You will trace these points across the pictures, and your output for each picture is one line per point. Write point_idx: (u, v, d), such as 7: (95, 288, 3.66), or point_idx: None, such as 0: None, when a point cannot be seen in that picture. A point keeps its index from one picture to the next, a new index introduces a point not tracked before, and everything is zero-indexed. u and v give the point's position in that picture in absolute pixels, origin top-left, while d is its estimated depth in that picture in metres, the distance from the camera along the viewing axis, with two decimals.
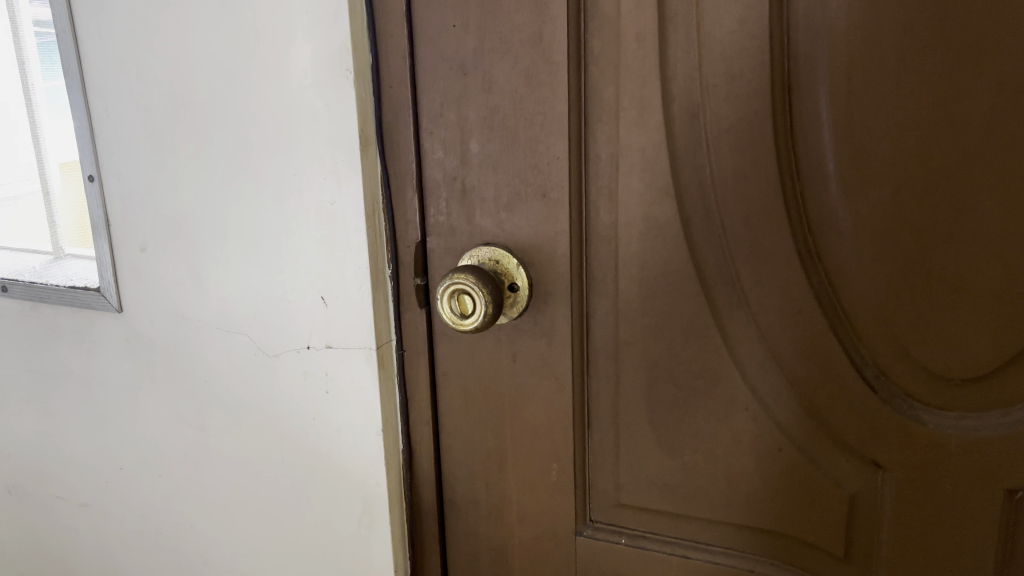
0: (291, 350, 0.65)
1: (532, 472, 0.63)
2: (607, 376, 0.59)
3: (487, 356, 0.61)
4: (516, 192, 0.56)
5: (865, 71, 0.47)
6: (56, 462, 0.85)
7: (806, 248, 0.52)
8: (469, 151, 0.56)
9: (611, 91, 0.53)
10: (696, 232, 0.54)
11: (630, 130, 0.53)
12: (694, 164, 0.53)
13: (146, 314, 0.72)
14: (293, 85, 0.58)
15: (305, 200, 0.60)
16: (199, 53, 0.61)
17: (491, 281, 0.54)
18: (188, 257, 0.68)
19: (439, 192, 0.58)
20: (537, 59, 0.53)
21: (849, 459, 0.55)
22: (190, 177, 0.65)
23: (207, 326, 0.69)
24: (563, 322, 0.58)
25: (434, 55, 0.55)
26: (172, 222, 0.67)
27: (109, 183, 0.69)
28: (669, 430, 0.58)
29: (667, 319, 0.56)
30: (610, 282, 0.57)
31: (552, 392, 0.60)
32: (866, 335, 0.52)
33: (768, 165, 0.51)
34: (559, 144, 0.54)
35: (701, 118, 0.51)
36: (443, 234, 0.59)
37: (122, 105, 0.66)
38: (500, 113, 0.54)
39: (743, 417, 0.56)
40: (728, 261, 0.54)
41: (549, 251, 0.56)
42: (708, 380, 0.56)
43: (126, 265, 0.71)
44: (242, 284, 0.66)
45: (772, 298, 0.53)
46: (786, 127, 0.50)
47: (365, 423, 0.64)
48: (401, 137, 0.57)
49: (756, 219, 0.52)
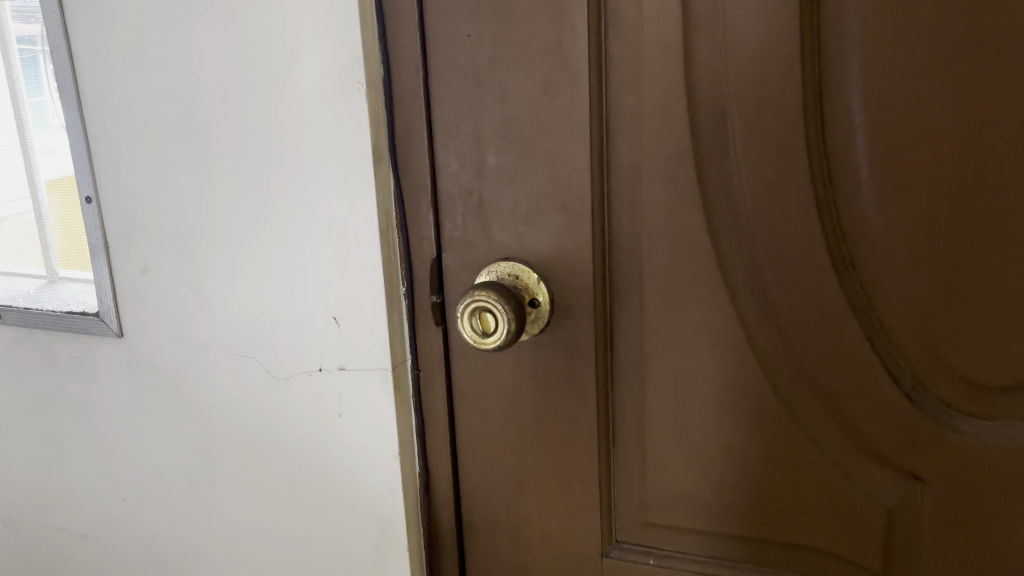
0: (302, 372, 0.63)
1: (554, 492, 0.61)
2: (632, 392, 0.58)
3: (506, 374, 0.59)
4: (535, 205, 0.54)
5: (897, 74, 0.46)
6: (54, 493, 0.82)
7: (841, 258, 0.50)
8: (486, 164, 0.54)
9: (633, 99, 0.51)
10: (724, 243, 0.52)
11: (654, 138, 0.51)
12: (721, 172, 0.51)
13: (149, 337, 0.69)
14: (302, 97, 0.56)
15: (315, 217, 0.58)
16: (202, 65, 0.59)
17: (513, 298, 0.53)
18: (193, 279, 0.65)
19: (454, 206, 0.56)
20: (555, 68, 0.51)
21: (885, 471, 0.53)
22: (195, 199, 0.63)
23: (212, 349, 0.66)
24: (586, 337, 0.56)
25: (447, 65, 0.53)
26: (176, 242, 0.65)
27: (110, 205, 0.67)
28: (699, 445, 0.57)
29: (695, 331, 0.54)
30: (634, 294, 0.55)
31: (574, 410, 0.58)
32: (902, 345, 0.51)
33: (799, 172, 0.49)
34: (579, 154, 0.52)
35: (728, 124, 0.50)
36: (459, 249, 0.57)
37: (122, 122, 0.64)
38: (518, 123, 0.52)
39: (774, 430, 0.54)
40: (758, 272, 0.52)
41: (570, 264, 0.55)
42: (738, 393, 0.54)
43: (126, 288, 0.69)
44: (250, 305, 0.63)
45: (806, 309, 0.51)
46: (818, 132, 0.49)
47: (381, 445, 0.62)
48: (414, 150, 0.55)
49: (786, 227, 0.50)
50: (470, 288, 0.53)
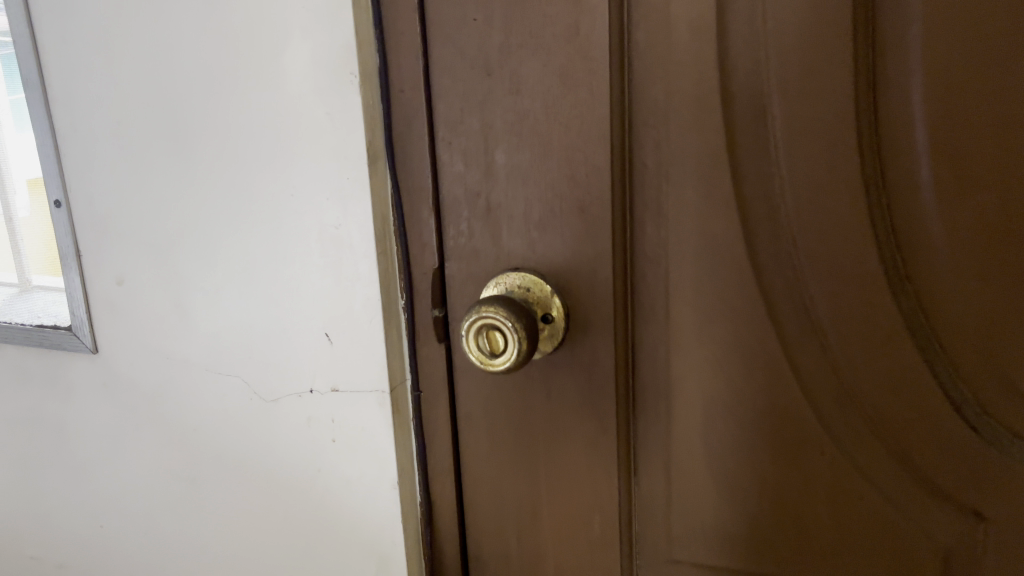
0: (291, 394, 0.57)
1: (569, 527, 0.55)
2: (657, 416, 0.52)
3: (517, 397, 0.53)
4: (551, 208, 0.48)
5: (964, 59, 0.40)
6: (30, 519, 0.77)
7: (895, 269, 0.45)
8: (495, 163, 0.48)
9: (661, 90, 0.45)
10: (762, 251, 0.47)
11: (684, 133, 0.46)
12: (759, 172, 0.46)
13: (125, 354, 0.64)
14: (289, 90, 0.50)
15: (305, 223, 0.52)
16: (175, 53, 0.53)
17: (525, 315, 0.48)
18: (171, 291, 0.59)
19: (459, 210, 0.50)
20: (574, 55, 0.44)
21: (942, 506, 0.48)
22: (173, 203, 0.57)
23: (193, 367, 0.61)
24: (606, 356, 0.50)
25: (452, 53, 0.47)
26: (154, 250, 0.59)
27: (80, 208, 0.61)
28: (732, 474, 0.51)
29: (728, 349, 0.48)
30: (660, 308, 0.50)
31: (592, 436, 0.52)
32: (964, 367, 0.45)
33: (850, 172, 0.43)
34: (600, 152, 0.45)
35: (769, 118, 0.44)
36: (464, 258, 0.51)
37: (93, 118, 0.58)
38: (531, 118, 0.46)
39: (818, 460, 0.49)
40: (800, 284, 0.46)
41: (589, 275, 0.49)
42: (777, 419, 0.49)
43: (100, 300, 0.63)
44: (234, 319, 0.57)
45: (856, 327, 0.46)
46: (870, 127, 0.43)
47: (378, 474, 0.56)
48: (415, 148, 0.50)
49: (833, 236, 0.44)
50: (477, 304, 0.48)
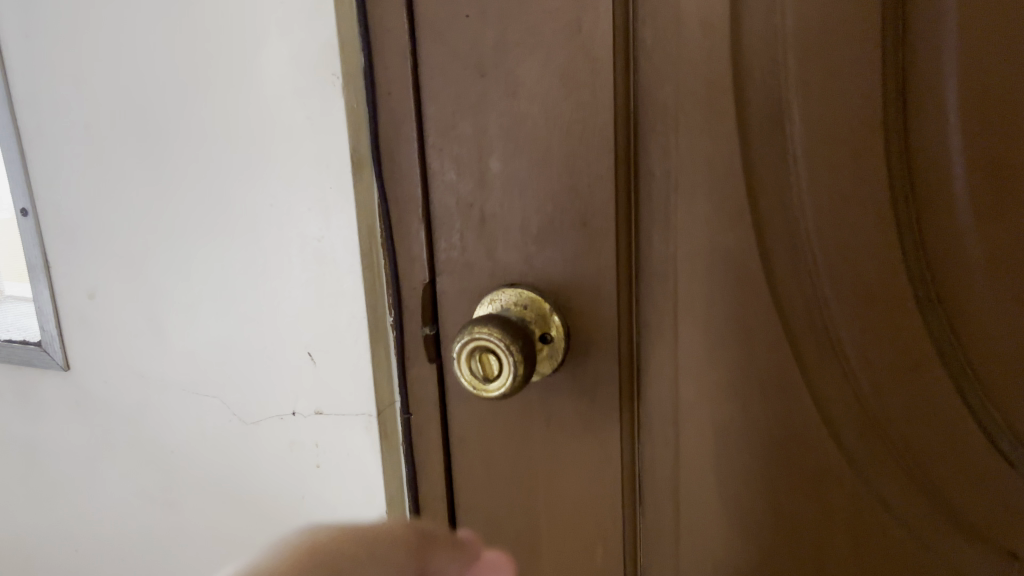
0: (271, 417, 0.54)
1: (571, 559, 0.51)
2: (664, 442, 0.48)
3: (515, 423, 0.49)
4: (550, 221, 0.44)
5: (1005, 60, 0.36)
6: (9, 537, 0.75)
7: (926, 289, 0.41)
8: (490, 171, 0.44)
9: (670, 92, 0.42)
10: (778, 269, 0.43)
11: (695, 139, 0.42)
12: (777, 183, 0.42)
13: (99, 371, 0.60)
14: (268, 92, 0.47)
15: (286, 236, 0.50)
16: (144, 54, 0.50)
17: (522, 335, 0.44)
18: (146, 305, 0.56)
19: (451, 221, 0.46)
20: (575, 54, 0.40)
21: (975, 543, 0.45)
22: (146, 213, 0.54)
23: (170, 388, 0.57)
24: (610, 379, 0.46)
25: (443, 52, 0.42)
26: (126, 262, 0.56)
27: (48, 216, 0.58)
28: (746, 507, 0.47)
29: (744, 374, 0.44)
30: (668, 328, 0.46)
31: (595, 464, 0.48)
32: (1000, 395, 0.42)
33: (877, 184, 0.40)
34: (603, 159, 0.42)
35: (788, 124, 0.40)
36: (457, 273, 0.47)
37: (60, 123, 0.55)
38: (529, 123, 0.42)
39: (840, 493, 0.45)
40: (820, 305, 0.43)
41: (592, 293, 0.45)
42: (797, 448, 0.45)
43: (72, 314, 0.60)
44: (212, 335, 0.54)
45: (882, 351, 0.42)
46: (900, 133, 0.39)
47: (363, 502, 0.54)
48: (403, 155, 0.45)
49: (858, 254, 0.41)
50: (471, 323, 0.44)
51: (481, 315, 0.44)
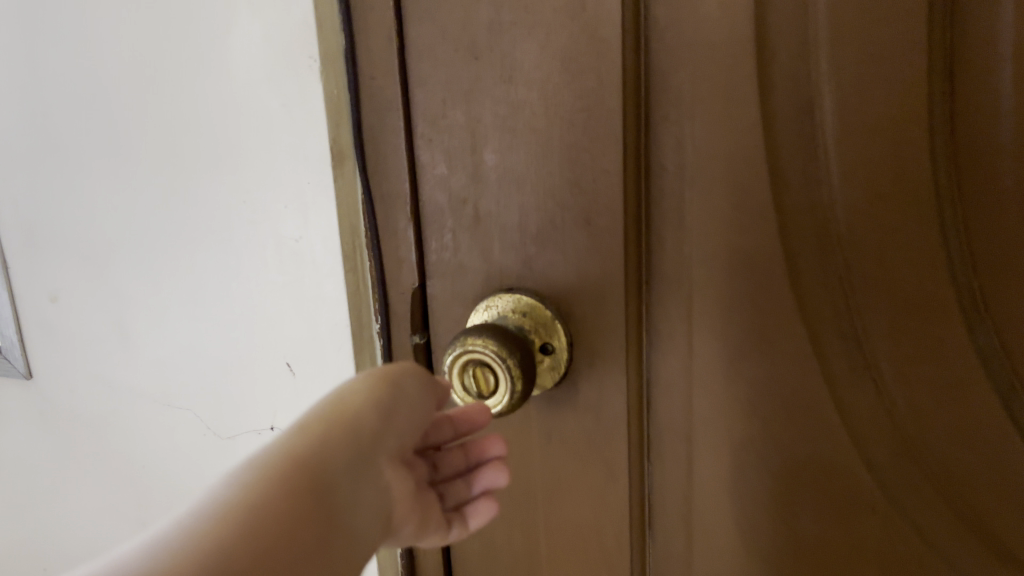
0: (248, 431, 0.51)
1: None
2: (677, 461, 0.44)
3: (514, 436, 0.45)
4: (551, 219, 0.39)
5: None
6: None
7: (972, 298, 0.36)
8: (484, 165, 0.39)
9: (686, 76, 0.37)
10: (806, 273, 0.38)
11: (710, 131, 0.38)
12: (805, 178, 0.37)
13: (65, 380, 0.57)
14: (238, 77, 0.43)
15: (260, 235, 0.46)
16: (102, 39, 0.46)
17: (522, 348, 0.39)
18: (113, 309, 0.52)
19: (442, 219, 0.41)
20: (578, 35, 0.36)
21: None
22: (110, 211, 0.50)
23: (141, 397, 0.54)
24: (617, 394, 0.42)
25: (432, 32, 0.38)
26: (90, 263, 0.52)
27: (6, 211, 0.54)
28: (764, 533, 0.43)
29: (764, 388, 0.40)
30: (681, 337, 0.42)
31: (600, 486, 0.44)
32: None
33: (917, 180, 0.35)
34: (610, 151, 0.37)
35: (817, 114, 0.36)
36: (449, 276, 0.42)
37: (15, 113, 0.51)
38: (527, 111, 0.38)
39: (869, 522, 0.41)
40: (851, 313, 0.38)
41: (597, 300, 0.40)
42: (821, 471, 0.41)
43: (34, 318, 0.56)
44: (183, 342, 0.51)
45: (919, 366, 0.38)
46: (945, 122, 0.35)
47: None
48: (389, 146, 0.41)
49: (895, 256, 0.36)
50: (465, 331, 0.39)
51: (477, 323, 0.40)
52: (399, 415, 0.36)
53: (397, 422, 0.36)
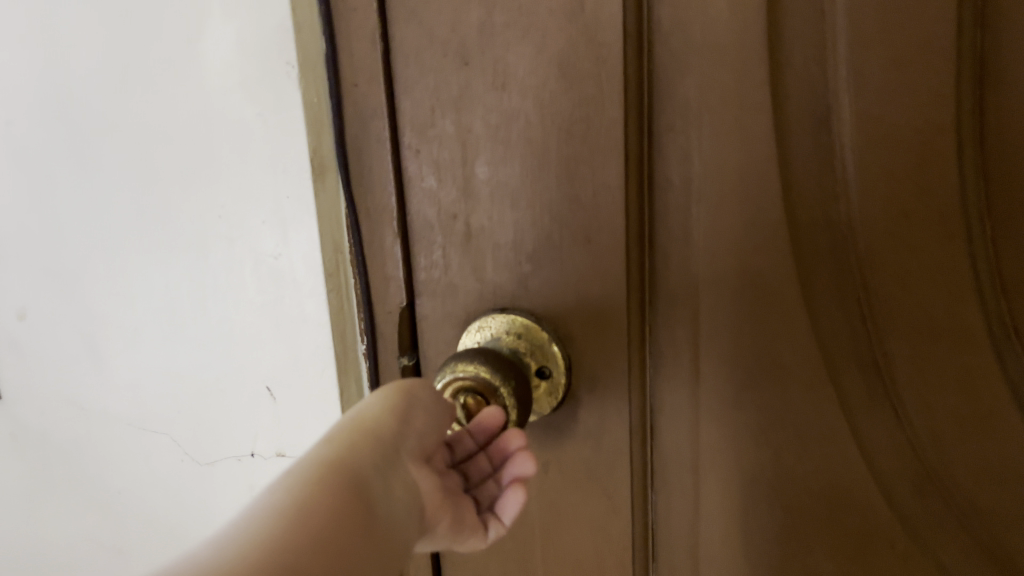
0: (228, 458, 0.50)
1: None
2: (682, 491, 0.41)
3: None
4: (547, 236, 0.36)
5: None
6: None
7: (1001, 324, 0.34)
8: (475, 177, 0.36)
9: (693, 83, 0.35)
10: (821, 295, 0.36)
11: (720, 142, 0.35)
12: (822, 193, 0.35)
13: (35, 401, 0.54)
14: (211, 85, 0.41)
15: (237, 252, 0.43)
16: (65, 44, 0.43)
17: (522, 394, 0.36)
18: (84, 328, 0.50)
19: (431, 235, 0.38)
20: (577, 39, 0.33)
21: None
22: (77, 226, 0.47)
23: (116, 420, 0.52)
24: (619, 421, 0.39)
25: (418, 35, 0.35)
26: (59, 280, 0.49)
27: None
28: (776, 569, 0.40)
29: (775, 417, 0.38)
30: (687, 362, 0.39)
31: (601, 518, 0.41)
32: None
33: (944, 197, 0.32)
34: (611, 163, 0.34)
35: (835, 123, 0.34)
36: (440, 295, 0.39)
37: None
38: (522, 121, 0.35)
39: (889, 558, 0.38)
40: (871, 339, 0.36)
41: (597, 322, 0.37)
42: (837, 505, 0.38)
43: (2, 336, 0.53)
44: (159, 362, 0.48)
45: (945, 398, 0.35)
46: (974, 135, 0.32)
47: None
48: (373, 157, 0.38)
49: (921, 279, 0.34)
50: (472, 360, 0.35)
51: (487, 354, 0.36)
52: (417, 419, 0.31)
53: (416, 425, 0.31)
